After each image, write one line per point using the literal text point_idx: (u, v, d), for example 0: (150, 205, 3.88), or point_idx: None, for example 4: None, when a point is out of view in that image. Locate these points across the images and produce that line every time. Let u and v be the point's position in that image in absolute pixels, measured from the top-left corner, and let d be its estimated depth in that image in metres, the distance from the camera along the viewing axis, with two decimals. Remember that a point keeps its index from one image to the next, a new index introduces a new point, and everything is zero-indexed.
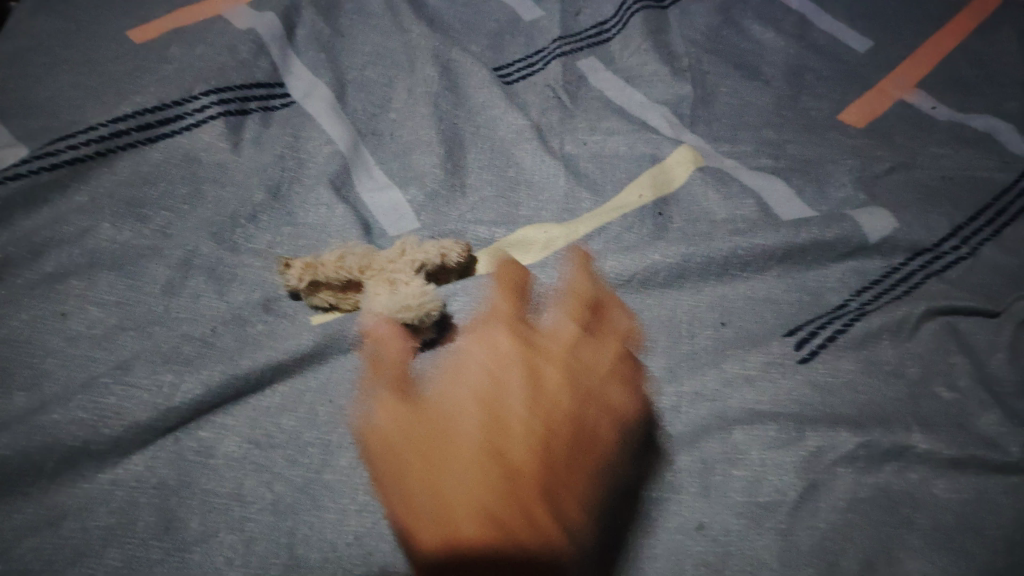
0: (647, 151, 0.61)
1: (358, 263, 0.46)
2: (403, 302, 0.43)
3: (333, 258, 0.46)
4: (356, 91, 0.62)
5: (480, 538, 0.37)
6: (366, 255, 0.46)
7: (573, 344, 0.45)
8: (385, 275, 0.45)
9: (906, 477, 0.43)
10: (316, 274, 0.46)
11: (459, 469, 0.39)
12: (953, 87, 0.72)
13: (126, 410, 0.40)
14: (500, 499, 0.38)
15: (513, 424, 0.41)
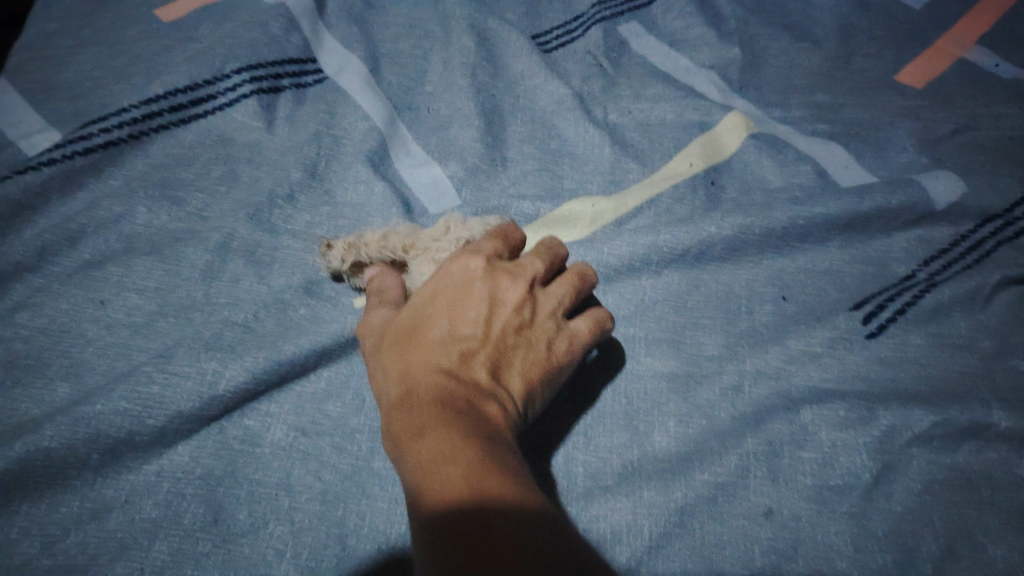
0: (695, 119, 0.59)
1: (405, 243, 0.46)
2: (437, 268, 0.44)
3: (376, 237, 0.46)
4: (390, 64, 0.60)
5: (427, 410, 0.34)
6: (409, 234, 0.46)
7: (539, 266, 0.42)
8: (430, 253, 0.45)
9: (987, 456, 0.40)
10: (358, 254, 0.45)
11: (414, 355, 0.38)
12: (1018, 42, 0.68)
13: (169, 400, 0.39)
14: (446, 387, 0.36)
15: (461, 323, 0.39)
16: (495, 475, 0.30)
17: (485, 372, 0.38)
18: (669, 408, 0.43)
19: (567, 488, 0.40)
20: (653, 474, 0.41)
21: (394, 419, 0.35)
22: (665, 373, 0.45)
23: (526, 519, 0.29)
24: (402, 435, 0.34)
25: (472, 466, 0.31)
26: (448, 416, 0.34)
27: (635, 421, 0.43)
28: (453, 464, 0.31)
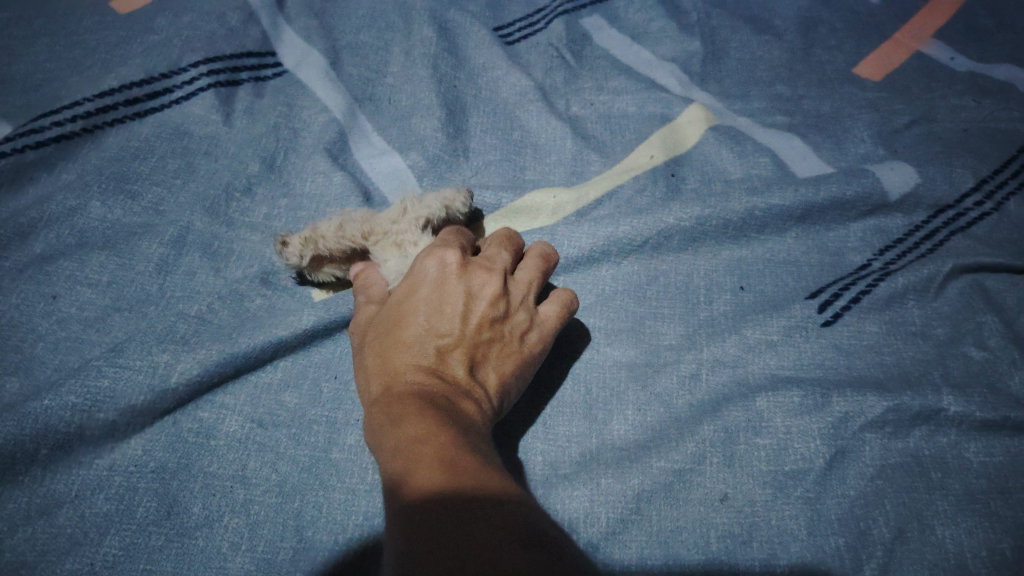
0: (657, 112, 0.59)
1: (364, 227, 0.44)
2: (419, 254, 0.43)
3: (332, 227, 0.44)
4: (350, 56, 0.59)
5: (406, 409, 0.33)
6: (366, 220, 0.44)
7: (505, 259, 0.42)
8: (395, 236, 0.44)
9: (938, 442, 0.41)
10: (317, 248, 0.43)
11: (393, 354, 0.37)
12: (972, 37, 0.69)
13: (120, 393, 0.38)
14: (426, 385, 0.35)
15: (440, 319, 0.38)
16: (477, 472, 0.30)
17: (463, 367, 0.37)
18: (627, 397, 0.44)
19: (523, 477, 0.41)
20: (611, 463, 0.41)
21: (375, 422, 0.34)
22: (624, 363, 0.45)
23: (502, 506, 0.28)
24: (382, 436, 0.33)
25: (442, 451, 0.30)
26: (428, 413, 0.33)
27: (594, 410, 0.43)
28: (425, 450, 0.30)
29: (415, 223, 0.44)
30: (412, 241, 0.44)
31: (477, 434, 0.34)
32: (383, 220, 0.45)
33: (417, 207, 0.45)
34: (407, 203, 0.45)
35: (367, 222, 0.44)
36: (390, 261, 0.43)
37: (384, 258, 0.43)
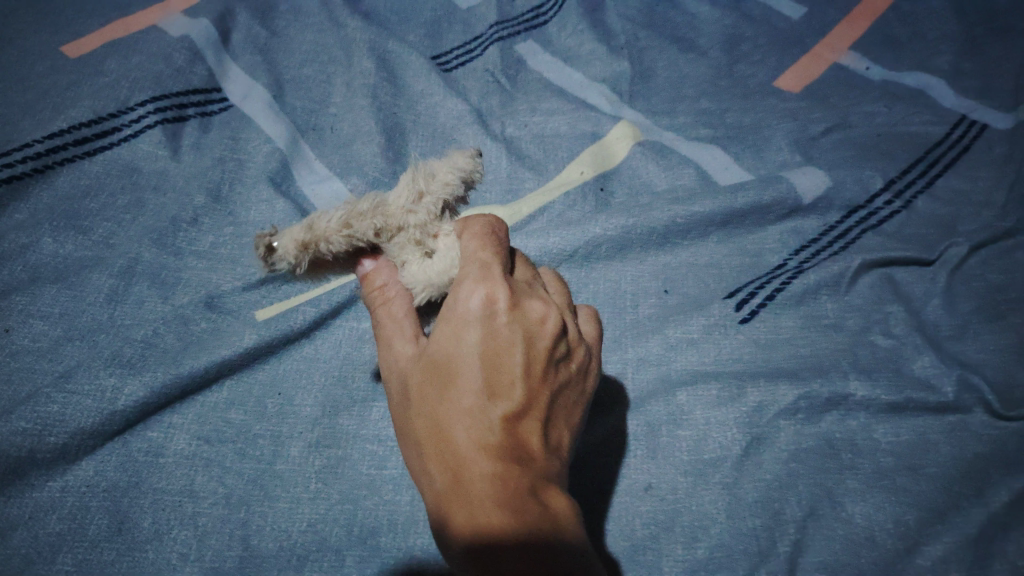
0: (587, 130, 0.62)
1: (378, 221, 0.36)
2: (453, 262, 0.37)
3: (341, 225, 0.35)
4: (293, 89, 0.62)
5: (500, 518, 0.29)
6: (377, 211, 0.36)
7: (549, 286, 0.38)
8: (415, 232, 0.37)
9: (848, 424, 0.44)
10: (319, 250, 0.35)
11: (456, 425, 0.32)
12: (889, 45, 0.72)
13: (70, 417, 0.40)
14: (508, 464, 0.31)
15: (506, 377, 0.33)
16: None
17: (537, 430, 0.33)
18: None
19: None
20: None
21: (461, 526, 0.30)
22: None
23: None
24: (475, 552, 0.29)
25: None
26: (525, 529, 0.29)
27: None
28: None
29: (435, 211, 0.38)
30: (436, 233, 0.38)
31: (569, 521, 0.31)
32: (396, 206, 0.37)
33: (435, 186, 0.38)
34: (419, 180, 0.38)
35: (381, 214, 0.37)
36: (412, 265, 0.37)
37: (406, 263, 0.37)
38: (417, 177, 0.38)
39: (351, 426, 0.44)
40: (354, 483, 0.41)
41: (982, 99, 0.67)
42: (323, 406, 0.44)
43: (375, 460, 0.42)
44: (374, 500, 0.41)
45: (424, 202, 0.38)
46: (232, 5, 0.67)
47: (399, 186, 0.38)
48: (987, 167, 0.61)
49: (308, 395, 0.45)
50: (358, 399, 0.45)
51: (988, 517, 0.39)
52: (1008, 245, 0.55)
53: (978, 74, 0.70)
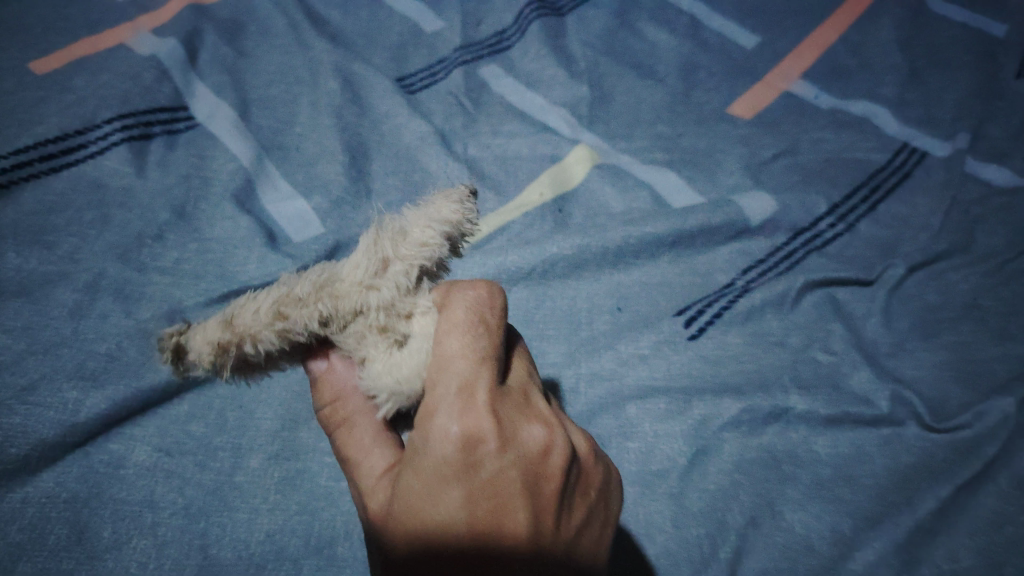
0: (547, 152, 0.65)
1: (332, 304, 0.33)
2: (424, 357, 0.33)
3: (275, 311, 0.33)
4: (260, 108, 0.63)
5: None
6: (323, 292, 0.33)
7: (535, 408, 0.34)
8: (380, 315, 0.34)
9: (789, 437, 0.47)
10: (245, 343, 0.33)
11: None
12: (837, 75, 0.76)
13: (32, 428, 0.41)
14: None
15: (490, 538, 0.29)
16: None
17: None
18: None
19: None
20: None
21: None
22: None
23: None
24: None
25: None
26: None
27: None
28: None
29: (404, 287, 0.34)
30: (409, 311, 0.34)
31: None
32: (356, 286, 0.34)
33: (411, 254, 0.34)
34: (387, 249, 0.34)
35: (333, 295, 0.33)
36: (376, 359, 0.34)
37: (367, 356, 0.34)
38: (384, 239, 0.35)
39: (310, 439, 0.45)
40: (312, 495, 0.43)
41: (923, 128, 0.71)
42: (282, 418, 0.46)
43: (333, 471, 0.44)
44: (332, 511, 0.43)
45: (394, 274, 0.34)
46: (200, 26, 0.68)
47: (362, 254, 0.34)
48: (926, 193, 0.65)
49: (268, 408, 0.46)
50: (317, 413, 0.46)
51: (915, 524, 0.43)
52: (942, 268, 0.59)
53: (919, 104, 0.73)
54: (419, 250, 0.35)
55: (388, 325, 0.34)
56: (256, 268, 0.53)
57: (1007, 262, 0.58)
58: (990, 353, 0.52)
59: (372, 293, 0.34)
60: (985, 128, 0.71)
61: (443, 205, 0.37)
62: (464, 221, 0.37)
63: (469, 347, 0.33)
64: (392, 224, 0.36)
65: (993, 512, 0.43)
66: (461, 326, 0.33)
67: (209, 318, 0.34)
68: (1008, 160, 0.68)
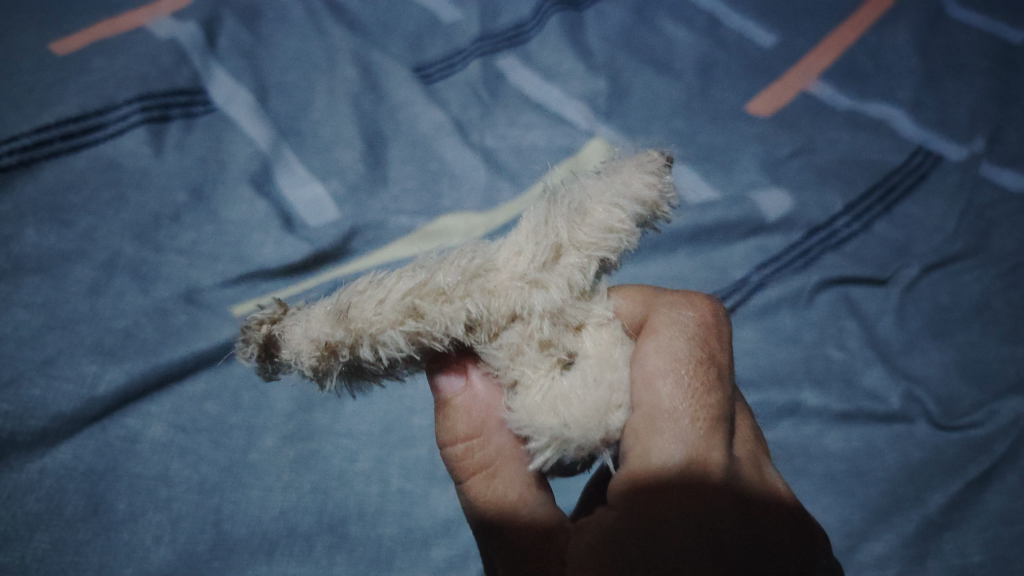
0: (563, 145, 0.65)
1: (485, 305, 0.33)
2: (618, 391, 0.34)
3: (409, 308, 0.32)
4: (277, 95, 0.63)
5: None
6: (482, 294, 0.33)
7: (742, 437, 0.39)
8: (543, 323, 0.34)
9: (803, 431, 0.50)
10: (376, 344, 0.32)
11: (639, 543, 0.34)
12: (855, 76, 0.75)
13: (49, 401, 0.43)
14: None
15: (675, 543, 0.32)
16: None
17: None
18: None
19: (430, 471, 0.46)
20: None
21: None
22: None
23: None
24: None
25: None
26: None
27: None
28: None
29: (569, 295, 0.34)
30: (578, 322, 0.35)
31: None
32: (515, 285, 0.33)
33: (582, 249, 0.35)
34: (561, 238, 0.34)
35: (484, 292, 0.33)
36: (532, 378, 0.34)
37: (521, 377, 0.35)
38: (561, 221, 0.35)
39: (324, 421, 0.47)
40: (325, 475, 0.45)
41: (939, 130, 0.71)
42: (295, 400, 0.47)
43: (347, 452, 0.46)
44: (345, 490, 0.44)
45: (565, 270, 0.34)
46: (219, 11, 0.68)
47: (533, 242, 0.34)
48: (941, 195, 0.65)
49: (283, 389, 0.47)
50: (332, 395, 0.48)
51: (925, 517, 0.46)
52: (955, 268, 0.59)
53: (937, 107, 0.73)
54: (597, 239, 0.35)
55: (553, 339, 0.34)
56: (272, 250, 0.54)
57: (1021, 263, 0.59)
58: (999, 355, 0.53)
59: (531, 297, 0.34)
60: (1002, 131, 0.71)
61: (636, 178, 0.37)
62: (656, 198, 0.36)
63: (692, 386, 0.35)
64: (570, 199, 0.36)
65: (1002, 508, 0.46)
66: (674, 369, 0.35)
67: (314, 310, 0.33)
68: (1021, 165, 0.68)
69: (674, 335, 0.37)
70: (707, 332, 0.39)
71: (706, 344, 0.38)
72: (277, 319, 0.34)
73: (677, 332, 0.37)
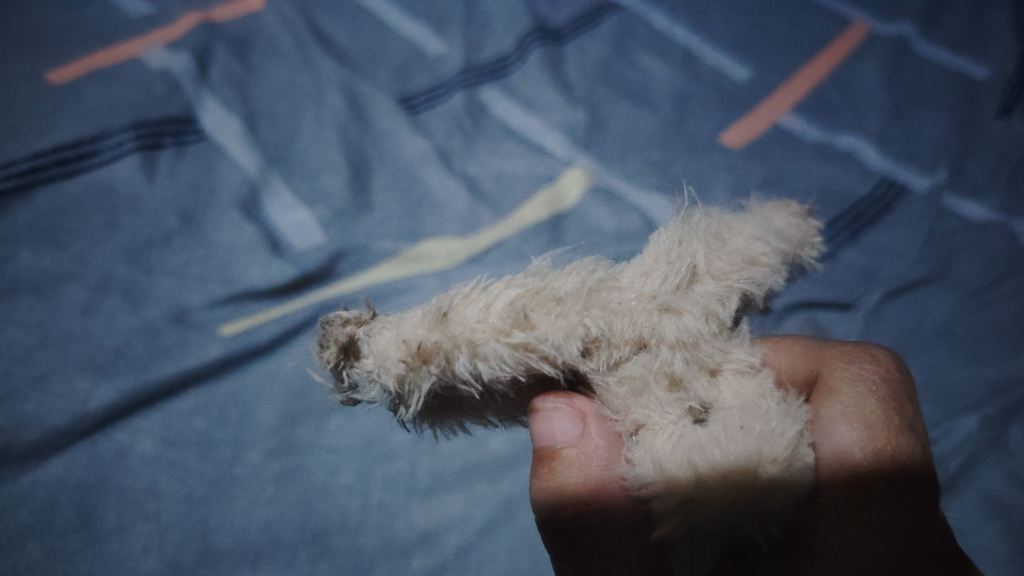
0: (543, 173, 0.67)
1: (607, 323, 0.37)
2: (784, 430, 0.37)
3: (518, 317, 0.36)
4: (266, 123, 0.66)
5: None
6: (608, 314, 0.37)
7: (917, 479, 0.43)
8: (671, 350, 0.38)
9: None
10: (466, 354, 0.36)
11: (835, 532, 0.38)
12: (823, 109, 0.78)
13: (43, 416, 0.45)
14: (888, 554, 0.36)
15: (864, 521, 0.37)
16: None
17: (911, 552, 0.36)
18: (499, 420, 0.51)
19: (410, 485, 0.48)
20: (486, 472, 0.49)
21: None
22: None
23: None
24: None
25: None
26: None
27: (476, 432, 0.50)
28: None
29: (703, 324, 0.39)
30: (715, 364, 0.39)
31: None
32: (640, 307, 0.38)
33: (721, 278, 0.42)
34: (698, 264, 0.42)
35: (605, 308, 0.38)
36: (659, 425, 0.38)
37: (646, 419, 0.38)
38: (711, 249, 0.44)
39: (308, 436, 0.48)
40: (308, 489, 0.46)
41: (904, 162, 0.74)
42: (280, 416, 0.49)
43: (329, 466, 0.47)
44: (327, 503, 0.46)
45: (703, 296, 0.40)
46: (211, 44, 0.71)
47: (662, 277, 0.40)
48: (906, 224, 0.67)
49: (268, 406, 0.49)
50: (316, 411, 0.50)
51: None
52: (920, 293, 0.61)
53: (902, 139, 0.76)
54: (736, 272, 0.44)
55: (682, 378, 0.38)
56: (260, 272, 0.55)
57: (980, 290, 0.62)
58: (960, 376, 0.56)
59: (659, 322, 0.38)
60: (965, 163, 0.74)
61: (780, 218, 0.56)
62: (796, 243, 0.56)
63: (886, 445, 0.39)
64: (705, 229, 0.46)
65: (954, 520, 0.49)
66: (863, 417, 0.39)
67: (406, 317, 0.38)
68: (982, 195, 0.71)
69: (863, 398, 0.41)
70: (895, 393, 0.42)
71: (897, 404, 0.41)
72: (364, 321, 0.38)
73: (863, 393, 0.41)
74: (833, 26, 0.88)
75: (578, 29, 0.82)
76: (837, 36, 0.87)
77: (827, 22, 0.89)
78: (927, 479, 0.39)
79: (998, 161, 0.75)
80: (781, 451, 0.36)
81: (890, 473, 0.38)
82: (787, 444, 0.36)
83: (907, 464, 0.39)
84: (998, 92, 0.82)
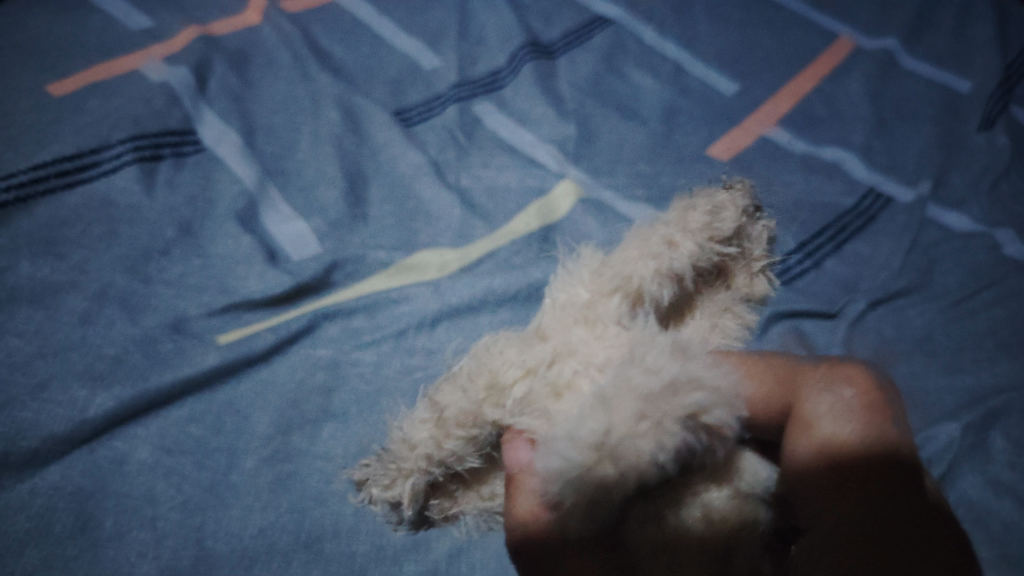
0: (534, 185, 0.69)
1: (492, 370, 0.43)
2: (685, 398, 0.37)
3: (432, 406, 0.44)
4: (263, 137, 0.67)
5: None
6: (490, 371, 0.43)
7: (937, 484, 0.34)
8: (542, 369, 0.43)
9: None
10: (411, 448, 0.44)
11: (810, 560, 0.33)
12: (810, 122, 0.80)
13: (42, 424, 0.46)
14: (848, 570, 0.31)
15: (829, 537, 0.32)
16: None
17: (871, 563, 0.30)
18: None
19: None
20: None
21: None
22: None
23: None
24: None
25: None
26: None
27: None
28: None
29: (574, 339, 0.44)
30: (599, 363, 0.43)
31: None
32: (515, 346, 0.45)
33: (599, 286, 0.48)
34: (578, 291, 0.48)
35: (482, 356, 0.45)
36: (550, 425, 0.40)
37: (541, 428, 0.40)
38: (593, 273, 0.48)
39: (302, 444, 0.50)
40: (303, 496, 0.48)
41: (889, 173, 0.75)
42: (276, 424, 0.50)
43: (323, 474, 0.49)
44: (321, 510, 0.47)
45: (562, 317, 0.46)
46: (209, 58, 0.72)
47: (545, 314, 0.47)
48: (889, 236, 0.69)
49: (263, 413, 0.51)
50: (310, 419, 0.51)
51: None
52: (900, 303, 0.63)
53: (886, 152, 0.78)
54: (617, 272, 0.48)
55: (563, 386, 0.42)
56: (256, 282, 0.56)
57: (960, 301, 0.63)
58: (939, 385, 0.57)
59: (533, 349, 0.44)
60: (948, 175, 0.76)
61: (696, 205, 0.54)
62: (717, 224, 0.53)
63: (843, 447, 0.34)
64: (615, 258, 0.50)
65: None
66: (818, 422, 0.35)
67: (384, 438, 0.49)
68: (964, 207, 0.73)
69: (825, 394, 0.36)
70: (868, 380, 0.36)
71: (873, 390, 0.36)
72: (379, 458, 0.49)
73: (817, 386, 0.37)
74: (820, 40, 0.90)
75: (570, 43, 0.84)
76: (824, 50, 0.89)
77: (814, 37, 0.91)
78: (907, 467, 0.33)
79: (980, 173, 0.76)
80: (670, 431, 0.36)
81: (845, 468, 0.33)
82: (687, 410, 0.37)
83: (872, 451, 0.33)
84: (981, 105, 0.84)
